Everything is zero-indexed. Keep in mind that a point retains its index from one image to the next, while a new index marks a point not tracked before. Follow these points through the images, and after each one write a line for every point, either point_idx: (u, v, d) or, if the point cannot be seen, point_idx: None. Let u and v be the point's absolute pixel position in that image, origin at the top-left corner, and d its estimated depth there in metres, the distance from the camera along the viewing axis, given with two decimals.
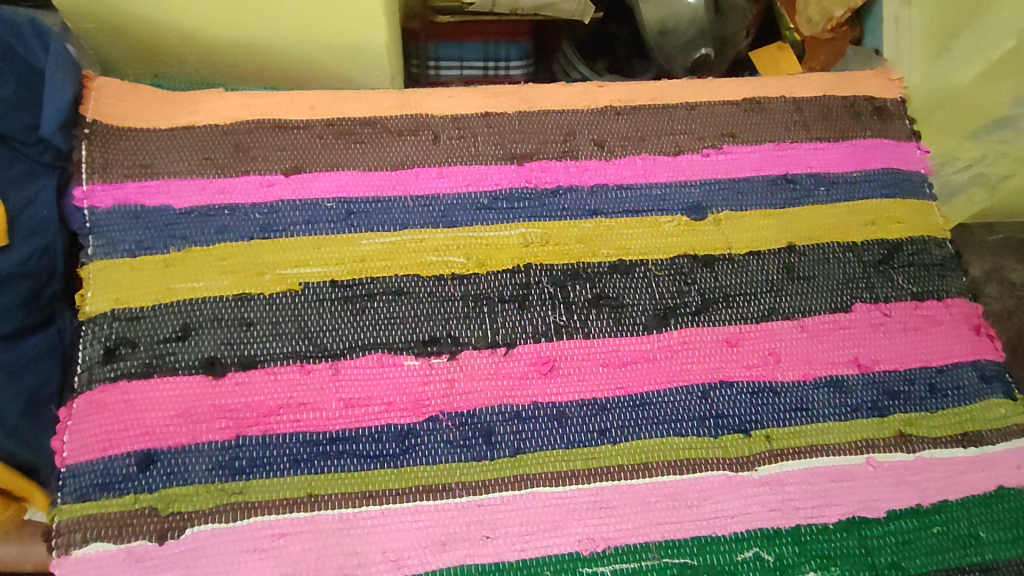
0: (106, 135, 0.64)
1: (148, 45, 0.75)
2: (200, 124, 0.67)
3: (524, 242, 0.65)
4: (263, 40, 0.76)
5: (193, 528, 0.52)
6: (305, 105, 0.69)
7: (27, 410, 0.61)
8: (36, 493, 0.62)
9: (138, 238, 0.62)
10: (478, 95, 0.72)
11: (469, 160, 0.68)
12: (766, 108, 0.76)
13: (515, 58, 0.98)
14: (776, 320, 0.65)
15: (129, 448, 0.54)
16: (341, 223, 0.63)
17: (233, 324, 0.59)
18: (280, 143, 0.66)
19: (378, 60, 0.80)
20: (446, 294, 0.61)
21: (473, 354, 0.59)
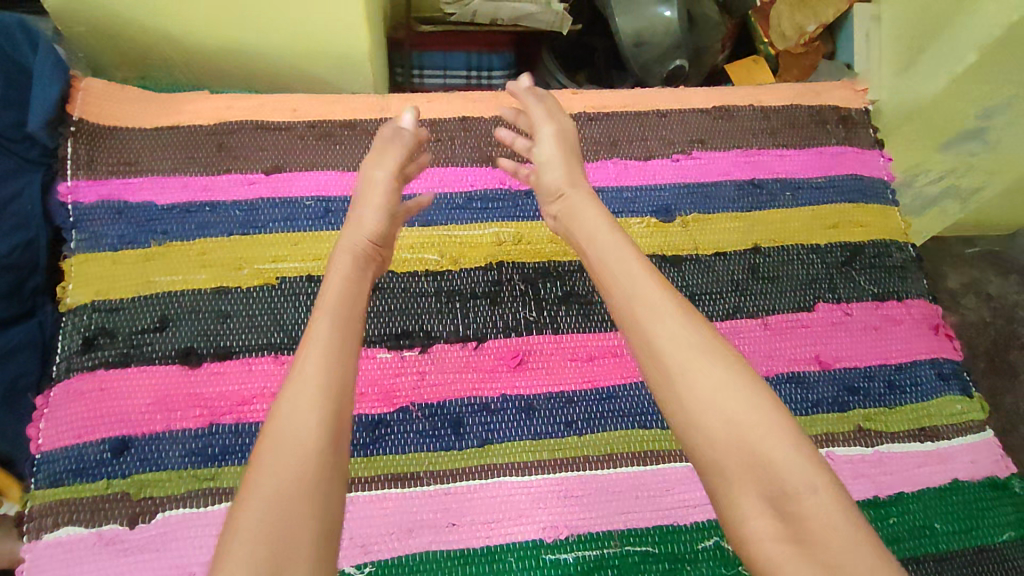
0: (93, 133, 0.67)
1: (136, 47, 0.78)
2: (185, 124, 0.69)
3: (497, 241, 0.67)
4: (249, 46, 0.78)
5: (164, 513, 0.54)
6: (287, 107, 0.71)
7: (6, 399, 0.62)
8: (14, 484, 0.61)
9: (121, 232, 0.64)
10: (456, 99, 0.74)
11: (445, 161, 0.70)
12: (735, 116, 0.79)
13: (497, 67, 1.01)
14: (739, 318, 0.67)
15: (103, 435, 0.56)
16: (320, 220, 0.65)
17: (210, 317, 0.61)
18: (261, 143, 0.69)
19: (360, 64, 0.83)
20: (420, 290, 0.63)
21: (444, 348, 0.61)
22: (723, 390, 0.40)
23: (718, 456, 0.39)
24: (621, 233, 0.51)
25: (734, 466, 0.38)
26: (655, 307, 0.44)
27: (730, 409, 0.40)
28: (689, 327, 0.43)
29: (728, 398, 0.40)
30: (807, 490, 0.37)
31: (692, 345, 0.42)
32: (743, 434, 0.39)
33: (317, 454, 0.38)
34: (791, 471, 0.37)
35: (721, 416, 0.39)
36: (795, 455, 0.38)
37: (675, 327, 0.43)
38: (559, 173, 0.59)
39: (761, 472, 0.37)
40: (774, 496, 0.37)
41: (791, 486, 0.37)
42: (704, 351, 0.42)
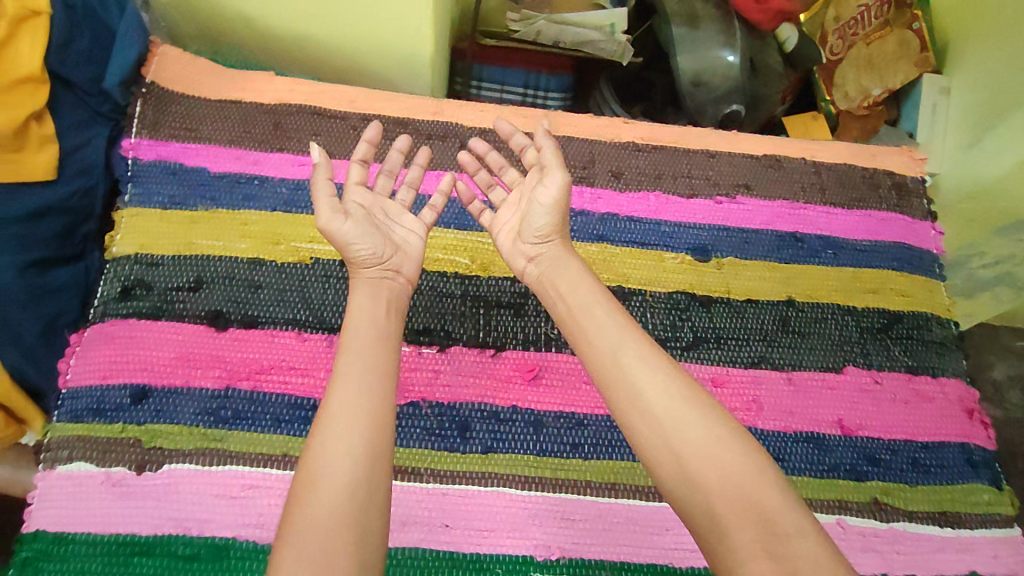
0: (162, 97, 0.73)
1: (215, 26, 0.83)
2: (247, 100, 0.75)
3: None
4: (320, 40, 0.83)
5: (170, 465, 0.55)
6: (347, 98, 0.77)
7: (43, 335, 0.66)
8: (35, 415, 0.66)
9: (172, 193, 0.69)
10: (508, 113, 0.79)
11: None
12: (785, 166, 0.79)
13: (554, 89, 1.04)
14: (764, 369, 0.66)
15: (125, 381, 0.58)
16: None
17: (243, 285, 0.63)
18: (316, 127, 0.74)
19: (423, 67, 0.86)
20: (447, 291, 0.64)
21: (462, 350, 0.61)
22: (702, 446, 0.44)
23: (713, 507, 0.42)
24: (606, 291, 0.54)
25: (732, 515, 0.41)
26: (645, 363, 0.48)
27: (721, 456, 0.43)
28: (676, 381, 0.47)
29: (717, 449, 0.44)
30: (797, 534, 0.40)
31: (678, 400, 0.46)
32: (739, 485, 0.42)
33: (366, 457, 0.44)
34: (781, 514, 0.41)
35: (713, 465, 0.43)
36: (783, 500, 0.42)
37: (662, 383, 0.47)
38: (548, 213, 0.58)
39: (757, 517, 0.41)
40: (768, 537, 0.40)
41: (782, 528, 0.40)
42: (691, 403, 0.46)
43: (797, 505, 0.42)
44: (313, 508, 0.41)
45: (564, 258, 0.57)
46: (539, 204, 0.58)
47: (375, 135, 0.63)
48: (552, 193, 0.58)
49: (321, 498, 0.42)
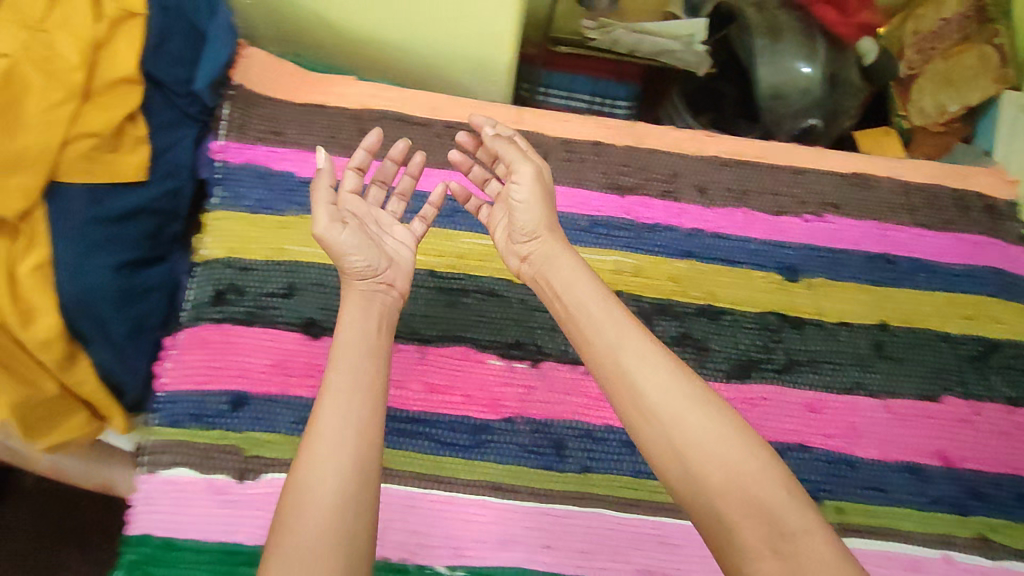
0: (249, 99, 0.73)
1: (297, 28, 0.83)
2: (332, 104, 0.74)
3: (616, 269, 0.69)
4: (399, 46, 0.83)
5: (270, 474, 0.56)
6: (429, 104, 0.76)
7: (132, 335, 0.69)
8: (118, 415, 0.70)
9: (261, 196, 0.69)
10: (591, 124, 0.78)
11: (577, 184, 0.74)
12: (873, 185, 0.77)
13: (622, 98, 1.02)
14: (859, 395, 0.65)
15: (224, 387, 0.59)
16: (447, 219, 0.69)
17: (334, 293, 0.64)
18: (401, 135, 0.74)
19: (499, 75, 0.85)
20: (536, 304, 0.66)
21: (554, 367, 0.63)
22: (704, 445, 0.43)
23: (719, 508, 0.41)
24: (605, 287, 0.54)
25: (736, 515, 0.41)
26: (647, 363, 0.47)
27: (723, 456, 0.42)
28: (680, 380, 0.46)
29: (722, 447, 0.43)
30: (803, 532, 0.39)
31: (683, 399, 0.45)
32: (744, 484, 0.41)
33: (350, 465, 0.45)
34: (787, 514, 0.40)
35: (716, 465, 0.42)
36: (788, 498, 0.41)
37: (664, 383, 0.46)
38: (535, 213, 0.57)
39: (763, 517, 0.40)
40: (774, 536, 0.39)
41: (788, 527, 0.39)
42: (694, 402, 0.45)
43: (805, 503, 0.41)
44: (306, 507, 0.43)
45: (557, 254, 0.56)
46: (517, 206, 0.58)
47: (376, 141, 0.60)
48: (523, 190, 0.57)
49: (312, 497, 0.43)
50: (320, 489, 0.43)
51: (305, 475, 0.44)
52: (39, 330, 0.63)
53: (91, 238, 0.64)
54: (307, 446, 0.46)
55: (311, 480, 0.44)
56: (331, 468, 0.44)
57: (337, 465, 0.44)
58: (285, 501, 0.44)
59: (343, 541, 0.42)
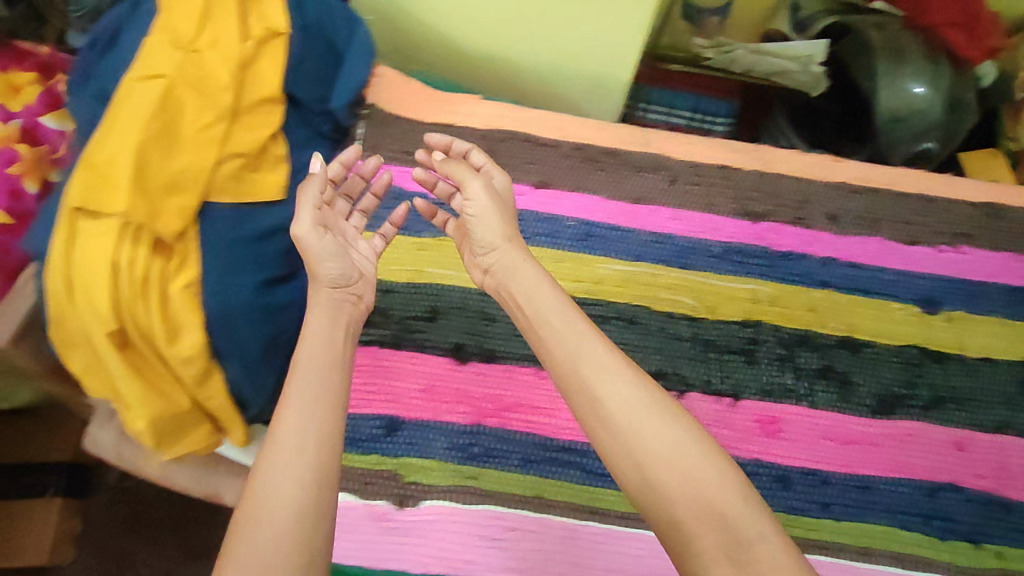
0: (383, 119, 0.73)
1: (417, 44, 0.83)
2: (460, 124, 0.75)
3: (754, 297, 0.69)
4: (519, 64, 0.82)
5: (427, 501, 0.57)
6: (556, 125, 0.76)
7: (264, 351, 0.69)
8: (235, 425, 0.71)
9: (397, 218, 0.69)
10: (718, 147, 0.77)
11: (707, 208, 0.73)
12: (1007, 217, 0.75)
13: (723, 115, 0.99)
14: (1008, 435, 0.64)
15: (375, 411, 0.60)
16: (581, 243, 0.69)
17: (478, 317, 0.65)
18: (530, 155, 0.74)
19: (614, 95, 0.84)
20: (676, 333, 0.67)
21: (699, 398, 0.64)
22: (657, 452, 0.43)
23: (675, 516, 0.41)
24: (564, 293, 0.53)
25: (696, 521, 0.40)
26: (606, 370, 0.47)
27: (683, 465, 0.42)
28: (638, 387, 0.46)
29: (676, 453, 0.42)
30: (759, 538, 0.39)
31: (641, 406, 0.45)
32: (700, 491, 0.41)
33: (316, 473, 0.43)
34: (742, 520, 0.39)
35: (674, 473, 0.42)
36: (746, 505, 0.40)
37: (623, 390, 0.46)
38: (495, 222, 0.56)
39: (721, 523, 0.40)
40: (730, 544, 0.39)
41: (744, 534, 0.39)
42: (656, 408, 0.45)
43: (760, 505, 0.41)
44: (269, 510, 0.41)
45: (519, 261, 0.55)
46: (476, 217, 0.57)
47: (352, 156, 0.64)
48: (479, 200, 0.57)
49: (267, 498, 0.41)
50: (278, 499, 0.41)
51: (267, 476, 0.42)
52: (183, 347, 0.63)
53: (239, 262, 0.65)
54: (268, 447, 0.44)
55: (272, 481, 0.42)
56: (295, 467, 0.42)
57: (300, 460, 0.43)
58: (245, 505, 0.41)
59: (308, 544, 0.40)
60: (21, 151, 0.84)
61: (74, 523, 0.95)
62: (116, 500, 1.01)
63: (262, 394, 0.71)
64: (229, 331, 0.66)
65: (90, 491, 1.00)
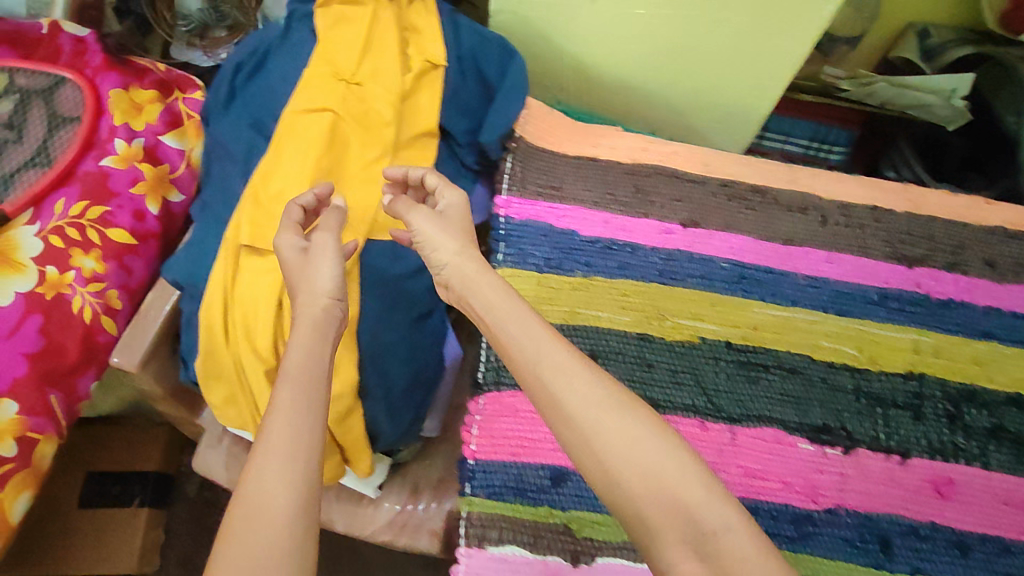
0: (528, 152, 0.71)
1: (547, 70, 0.81)
2: (602, 157, 0.73)
3: (915, 348, 0.67)
4: (655, 94, 0.80)
5: (603, 558, 0.57)
6: (701, 161, 0.74)
7: (409, 385, 0.68)
8: (361, 458, 0.69)
9: (547, 255, 0.68)
10: (866, 185, 0.74)
11: (859, 251, 0.71)
12: None
13: (842, 143, 0.97)
14: None
15: (543, 461, 0.60)
16: (735, 286, 0.68)
17: (637, 364, 0.64)
18: (677, 192, 0.72)
19: (748, 127, 0.81)
20: (837, 384, 0.65)
21: (867, 453, 0.62)
22: (616, 453, 0.42)
23: (641, 512, 0.40)
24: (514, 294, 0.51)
25: (661, 519, 0.40)
26: (564, 372, 0.45)
27: (642, 462, 0.41)
28: (598, 386, 0.44)
29: (636, 450, 0.42)
30: (725, 529, 0.40)
31: (598, 407, 0.43)
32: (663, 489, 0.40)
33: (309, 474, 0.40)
34: (706, 513, 0.40)
35: (639, 472, 0.41)
36: (710, 497, 0.40)
37: (579, 390, 0.44)
38: (449, 240, 0.55)
39: (683, 517, 0.40)
40: (695, 537, 0.39)
41: (711, 527, 0.39)
42: (613, 407, 0.43)
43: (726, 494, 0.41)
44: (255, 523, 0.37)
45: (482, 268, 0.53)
46: (428, 240, 0.55)
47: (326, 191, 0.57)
48: (427, 224, 0.56)
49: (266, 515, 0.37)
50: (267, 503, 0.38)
51: (254, 490, 0.38)
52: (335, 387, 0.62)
53: (391, 303, 0.65)
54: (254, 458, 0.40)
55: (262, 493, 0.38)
56: (281, 473, 0.39)
57: (287, 470, 0.39)
58: (230, 514, 0.38)
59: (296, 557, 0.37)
60: (145, 170, 0.83)
61: (158, 531, 0.94)
62: (201, 512, 1.00)
63: (396, 427, 0.69)
64: (378, 369, 0.65)
65: (172, 500, 0.99)
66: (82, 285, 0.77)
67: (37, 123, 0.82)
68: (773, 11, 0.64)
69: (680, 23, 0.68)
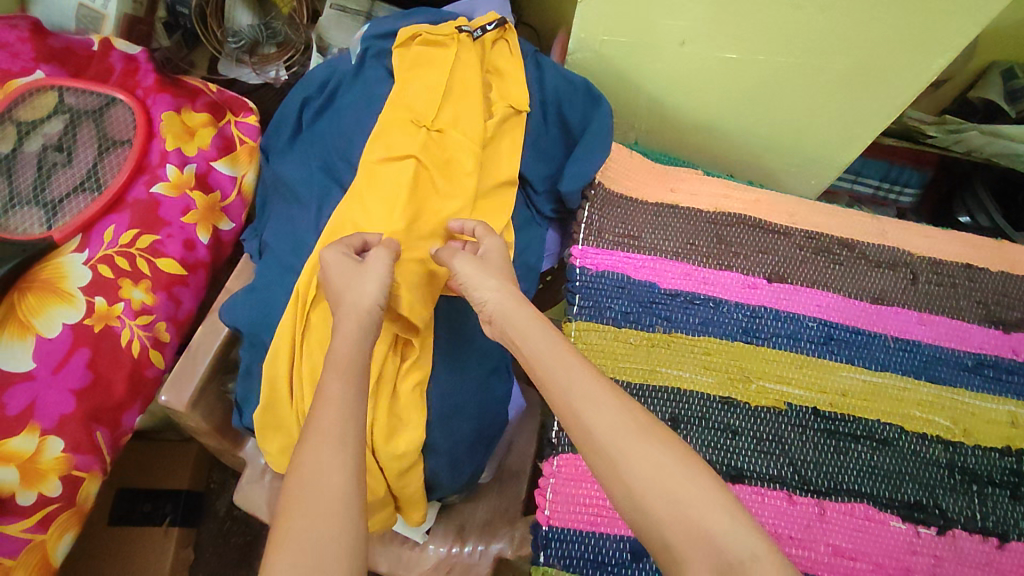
0: (606, 199, 0.69)
1: (621, 108, 0.78)
2: (684, 206, 0.70)
3: (1012, 421, 0.62)
4: (732, 136, 0.76)
5: None
6: (785, 211, 0.70)
7: (474, 437, 0.64)
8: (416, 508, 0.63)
9: (626, 308, 0.65)
10: (958, 241, 0.70)
11: (952, 313, 0.67)
12: None
13: (913, 185, 0.93)
14: None
15: (623, 532, 0.57)
16: (823, 347, 0.64)
17: (720, 431, 0.61)
18: (762, 244, 0.68)
19: (829, 173, 0.77)
20: (930, 457, 0.60)
21: (965, 536, 0.57)
22: (644, 479, 0.39)
23: (665, 538, 0.38)
24: (547, 323, 0.50)
25: (686, 546, 0.37)
26: (593, 397, 0.43)
27: (670, 486, 0.39)
28: (623, 411, 0.43)
29: (665, 476, 0.39)
30: (753, 559, 0.36)
31: (626, 432, 0.42)
32: (688, 514, 0.38)
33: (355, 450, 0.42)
34: (731, 540, 0.37)
35: (664, 498, 0.39)
36: (735, 523, 0.37)
37: (608, 415, 0.42)
38: (485, 276, 0.53)
39: (711, 546, 0.37)
40: (718, 565, 0.36)
41: (735, 555, 0.36)
42: (640, 433, 0.42)
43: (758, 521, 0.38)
44: (305, 505, 0.39)
45: (517, 299, 0.52)
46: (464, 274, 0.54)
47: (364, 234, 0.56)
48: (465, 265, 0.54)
49: (317, 497, 0.39)
50: (322, 480, 0.40)
51: (305, 474, 0.40)
52: (401, 447, 0.58)
53: (463, 356, 0.63)
54: (302, 445, 0.42)
55: (311, 476, 0.40)
56: (334, 452, 0.41)
57: (337, 446, 0.42)
58: (287, 496, 0.40)
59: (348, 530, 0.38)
60: (197, 198, 0.79)
61: (188, 550, 0.90)
62: (227, 531, 0.97)
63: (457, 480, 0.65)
64: (446, 429, 0.61)
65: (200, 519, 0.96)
66: (130, 317, 0.72)
67: (86, 146, 0.77)
68: (879, 64, 0.61)
69: (775, 70, 0.65)
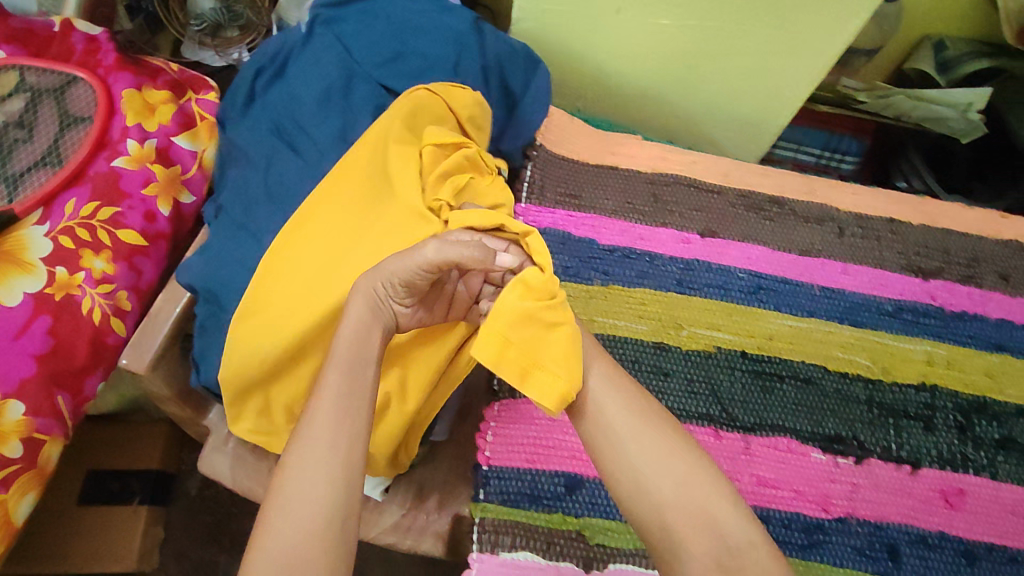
0: (547, 160, 0.73)
1: (566, 77, 0.81)
2: (624, 167, 0.73)
3: (928, 360, 0.66)
4: (671, 102, 0.80)
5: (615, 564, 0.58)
6: (719, 171, 0.74)
7: None
8: None
9: (566, 263, 0.68)
10: (882, 197, 0.74)
11: (875, 263, 0.70)
12: None
13: (853, 153, 0.97)
14: None
15: (556, 467, 0.60)
16: (752, 296, 0.68)
17: (652, 373, 0.64)
18: (697, 202, 0.72)
19: (765, 136, 0.81)
20: (851, 394, 0.64)
21: (880, 465, 0.61)
22: (658, 466, 0.43)
23: (668, 520, 0.42)
24: None
25: (685, 529, 0.41)
26: (612, 383, 0.47)
27: (680, 473, 0.43)
28: (640, 401, 0.46)
29: (676, 464, 0.43)
30: (748, 544, 0.41)
31: (642, 421, 0.45)
32: (692, 501, 0.42)
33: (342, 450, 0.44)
34: (732, 527, 0.41)
35: (672, 483, 0.43)
36: (735, 512, 0.42)
37: (626, 402, 0.46)
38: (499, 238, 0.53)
39: (711, 530, 0.41)
40: (718, 549, 0.41)
41: (734, 541, 0.41)
42: (656, 422, 0.45)
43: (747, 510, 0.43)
44: (290, 511, 0.41)
45: None
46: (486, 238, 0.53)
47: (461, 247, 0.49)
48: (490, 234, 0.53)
49: (301, 502, 0.41)
50: (308, 484, 0.42)
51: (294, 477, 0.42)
52: None
53: None
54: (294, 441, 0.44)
55: (297, 479, 0.42)
56: (322, 455, 0.43)
57: (326, 449, 0.43)
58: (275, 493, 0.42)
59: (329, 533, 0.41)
60: (157, 171, 0.81)
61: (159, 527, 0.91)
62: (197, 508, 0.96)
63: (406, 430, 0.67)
64: None
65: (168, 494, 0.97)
66: (91, 286, 0.74)
67: (47, 123, 0.79)
68: (797, 27, 0.64)
69: (701, 35, 0.68)
